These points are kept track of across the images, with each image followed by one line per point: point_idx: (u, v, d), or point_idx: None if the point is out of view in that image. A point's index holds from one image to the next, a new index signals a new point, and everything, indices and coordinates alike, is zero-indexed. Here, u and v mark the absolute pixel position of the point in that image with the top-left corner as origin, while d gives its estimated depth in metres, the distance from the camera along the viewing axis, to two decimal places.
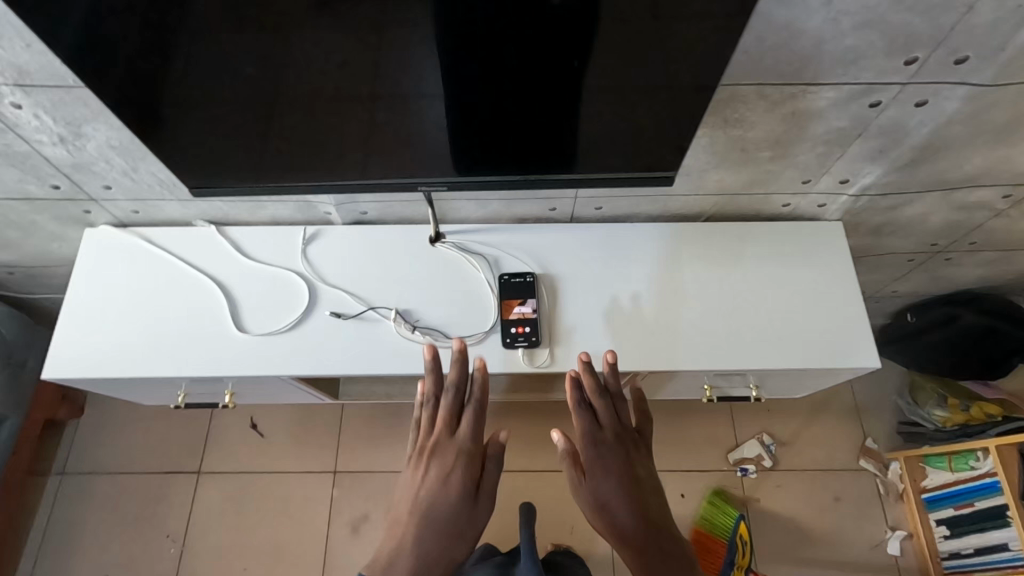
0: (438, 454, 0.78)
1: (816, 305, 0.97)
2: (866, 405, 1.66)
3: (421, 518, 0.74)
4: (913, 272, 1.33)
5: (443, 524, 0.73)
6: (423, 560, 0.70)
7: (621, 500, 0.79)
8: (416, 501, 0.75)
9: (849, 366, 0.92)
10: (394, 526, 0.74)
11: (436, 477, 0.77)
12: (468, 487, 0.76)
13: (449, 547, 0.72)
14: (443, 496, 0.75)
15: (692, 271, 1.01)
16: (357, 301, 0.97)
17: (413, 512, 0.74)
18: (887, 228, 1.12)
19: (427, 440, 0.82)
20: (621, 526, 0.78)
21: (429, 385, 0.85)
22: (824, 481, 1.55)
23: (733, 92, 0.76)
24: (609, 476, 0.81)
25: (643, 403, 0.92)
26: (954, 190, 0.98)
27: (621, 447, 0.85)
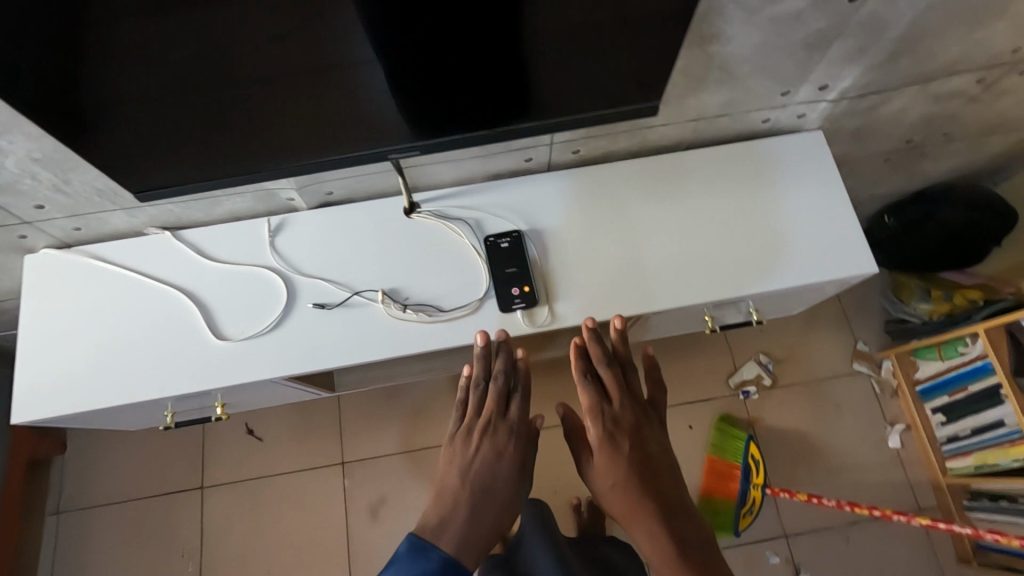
0: (488, 434, 0.83)
1: (809, 221, 0.96)
2: (853, 311, 1.68)
3: (472, 490, 0.80)
4: (890, 172, 1.32)
5: (494, 498, 0.80)
6: (477, 529, 0.77)
7: (632, 475, 0.82)
8: (465, 473, 0.81)
9: (848, 274, 0.93)
10: (443, 494, 0.80)
11: (483, 459, 0.82)
12: (514, 468, 0.83)
13: (500, 523, 0.79)
14: (490, 475, 0.81)
15: (673, 206, 0.98)
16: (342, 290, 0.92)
17: (464, 483, 0.80)
18: (863, 131, 1.10)
19: (475, 423, 0.86)
20: (633, 506, 0.80)
21: (478, 368, 0.88)
22: (822, 390, 1.59)
23: (708, 5, 0.70)
24: (620, 453, 0.83)
25: (655, 371, 0.93)
26: (931, 80, 0.96)
27: (629, 417, 0.87)
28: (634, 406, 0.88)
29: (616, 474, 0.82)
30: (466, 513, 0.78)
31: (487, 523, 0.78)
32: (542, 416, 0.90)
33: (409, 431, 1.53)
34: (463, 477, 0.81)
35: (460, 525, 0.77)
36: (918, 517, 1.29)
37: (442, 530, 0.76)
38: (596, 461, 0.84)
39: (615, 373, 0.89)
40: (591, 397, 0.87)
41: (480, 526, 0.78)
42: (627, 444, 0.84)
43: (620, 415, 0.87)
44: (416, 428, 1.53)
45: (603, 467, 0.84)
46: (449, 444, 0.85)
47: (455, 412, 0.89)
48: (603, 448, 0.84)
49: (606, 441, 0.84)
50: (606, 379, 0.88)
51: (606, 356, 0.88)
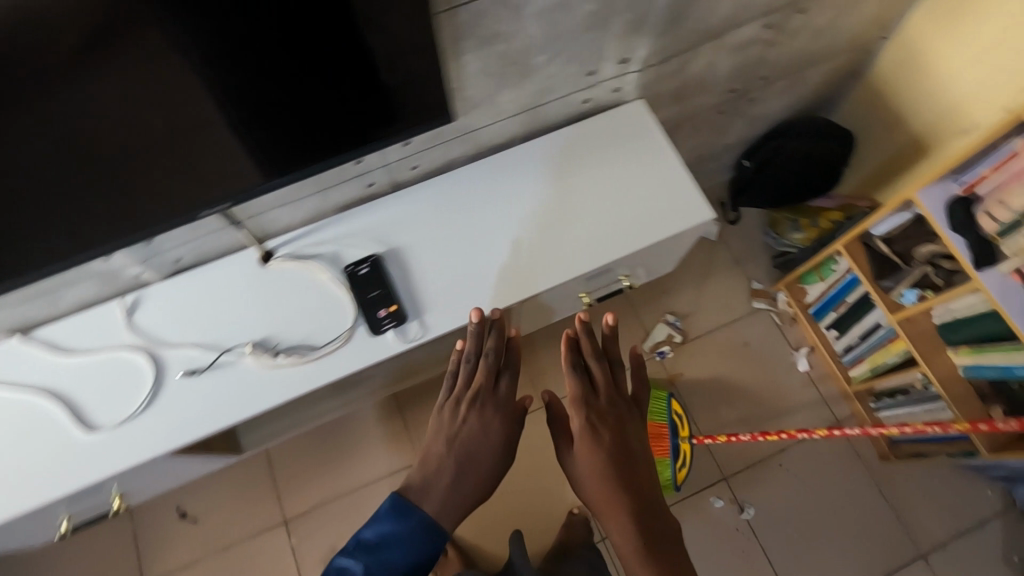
0: (477, 405, 0.88)
1: (645, 185, 1.03)
2: (743, 253, 1.78)
3: (455, 458, 0.86)
4: (729, 119, 1.42)
5: (474, 468, 0.86)
6: (451, 495, 0.84)
7: (604, 467, 0.85)
8: (450, 444, 0.87)
9: (686, 226, 1.00)
10: (429, 461, 0.86)
11: (463, 436, 0.87)
12: (496, 446, 0.88)
13: (476, 491, 0.85)
14: (473, 446, 0.87)
15: (520, 203, 1.02)
16: (261, 319, 0.93)
17: (450, 453, 0.86)
18: (685, 90, 1.17)
19: (465, 398, 0.90)
20: (609, 499, 0.84)
21: (471, 345, 0.91)
22: (729, 333, 1.68)
23: (473, 10, 0.75)
24: (600, 444, 0.87)
25: (641, 369, 0.97)
26: (721, 34, 1.04)
27: (611, 411, 0.91)
28: (618, 401, 0.92)
29: (594, 465, 0.86)
30: (445, 484, 0.84)
31: (465, 495, 0.85)
32: (530, 399, 0.93)
33: (346, 471, 1.52)
34: (450, 445, 0.87)
35: (438, 495, 0.84)
36: (818, 431, 1.41)
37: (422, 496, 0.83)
38: (575, 448, 0.88)
39: (603, 370, 0.93)
40: (576, 389, 0.91)
41: (457, 498, 0.84)
42: (608, 437, 0.87)
43: (604, 410, 0.91)
44: (352, 465, 1.52)
45: (582, 455, 0.87)
46: (438, 413, 0.90)
47: (446, 382, 0.94)
48: (582, 438, 0.87)
49: (588, 433, 0.88)
50: (595, 374, 0.93)
51: (593, 348, 0.93)
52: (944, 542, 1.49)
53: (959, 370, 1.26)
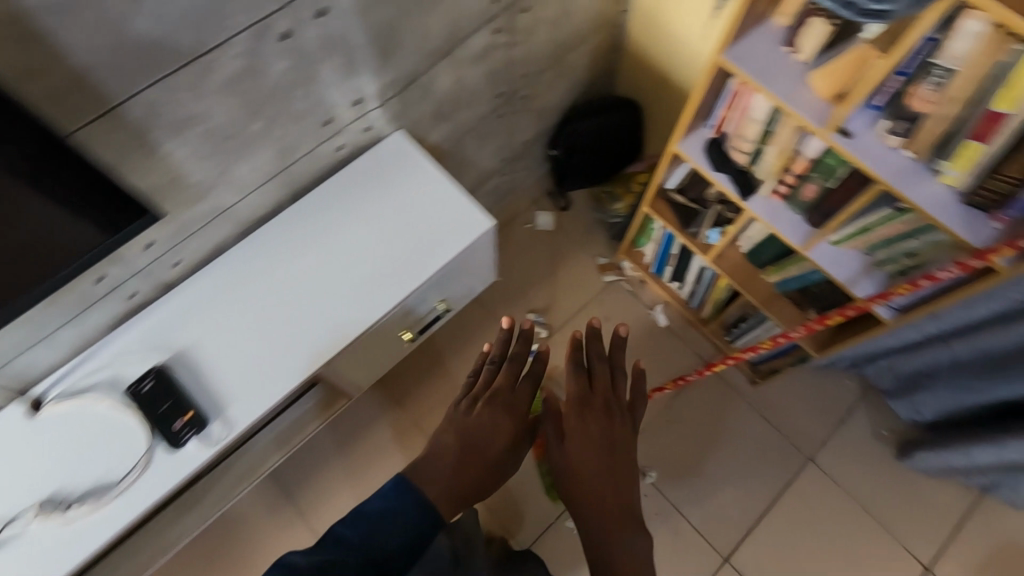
0: (492, 400, 0.98)
1: (423, 211, 1.05)
2: (582, 233, 1.85)
3: (461, 448, 0.93)
4: (514, 119, 1.47)
5: (478, 460, 0.93)
6: (451, 483, 0.90)
7: (590, 471, 0.93)
8: (464, 429, 0.95)
9: (470, 239, 1.04)
10: (441, 444, 0.94)
11: (475, 426, 0.96)
12: (504, 437, 0.96)
13: (476, 481, 0.91)
14: (483, 436, 0.95)
15: (273, 276, 0.99)
16: (237, 350, 0.95)
17: (464, 438, 0.94)
18: (446, 107, 1.20)
19: (482, 394, 1.00)
20: (597, 501, 0.92)
21: (496, 350, 1.06)
22: (590, 313, 1.76)
23: (144, 101, 0.72)
24: (595, 444, 0.95)
25: (639, 378, 1.06)
26: (450, 50, 1.07)
27: (608, 411, 0.99)
28: (615, 405, 1.01)
29: (583, 467, 0.93)
30: (453, 469, 0.91)
31: (467, 484, 0.91)
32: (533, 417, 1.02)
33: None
34: (459, 435, 0.95)
35: (439, 481, 0.90)
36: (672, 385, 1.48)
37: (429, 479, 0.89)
38: (566, 445, 0.95)
39: (611, 376, 1.03)
40: (576, 391, 1.00)
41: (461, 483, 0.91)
42: (603, 437, 0.96)
43: (602, 409, 0.99)
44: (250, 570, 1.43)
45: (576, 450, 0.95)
46: (454, 408, 0.99)
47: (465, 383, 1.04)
48: (580, 435, 0.96)
49: (589, 430, 0.97)
50: (601, 377, 1.02)
51: (596, 353, 1.04)
52: (823, 439, 1.62)
53: (773, 287, 1.36)
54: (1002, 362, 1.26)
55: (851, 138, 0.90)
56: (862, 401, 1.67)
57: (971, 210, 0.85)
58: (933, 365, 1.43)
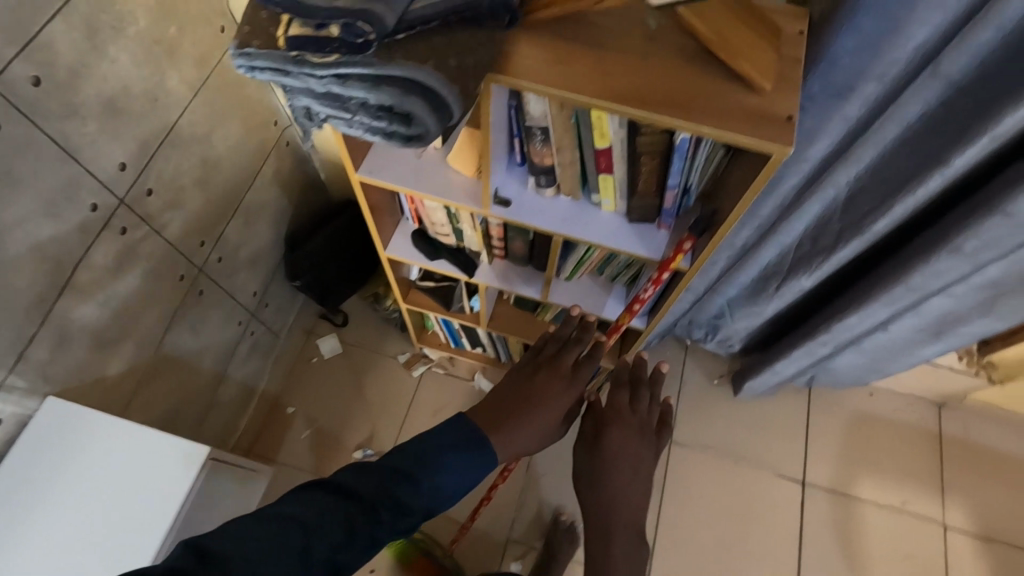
0: (567, 367, 0.88)
1: (122, 475, 0.92)
2: (374, 338, 1.72)
3: (531, 402, 0.84)
4: (224, 283, 1.30)
5: (542, 420, 0.83)
6: (511, 433, 0.80)
7: (621, 482, 0.86)
8: (547, 384, 0.86)
9: (193, 480, 0.94)
10: (524, 384, 0.86)
11: (551, 377, 0.87)
12: (571, 395, 0.87)
13: (530, 436, 0.82)
14: (552, 392, 0.86)
15: (79, 484, 0.90)
16: (65, 565, 0.85)
17: (548, 391, 0.85)
18: (113, 330, 1.01)
19: (570, 368, 0.89)
20: (616, 506, 0.85)
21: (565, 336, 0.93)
22: (414, 414, 1.63)
23: None
24: (631, 448, 0.89)
25: (667, 422, 0.95)
26: (67, 285, 0.90)
27: (645, 418, 0.93)
28: (653, 422, 0.94)
29: (615, 471, 0.87)
30: (534, 406, 0.83)
31: (530, 434, 0.81)
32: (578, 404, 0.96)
33: None
34: (532, 390, 0.85)
35: (510, 423, 0.81)
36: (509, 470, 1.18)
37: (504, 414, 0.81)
38: (611, 441, 0.88)
39: (655, 398, 0.95)
40: (622, 396, 0.93)
41: (531, 434, 0.82)
42: (642, 445, 0.90)
43: (641, 419, 0.92)
44: None
45: (613, 442, 0.89)
46: (526, 373, 0.88)
47: (542, 354, 0.91)
48: (617, 439, 0.89)
49: (633, 425, 0.91)
50: (651, 386, 0.96)
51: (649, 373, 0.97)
52: (673, 417, 1.67)
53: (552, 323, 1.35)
54: (755, 289, 1.36)
55: (510, 206, 0.87)
56: (687, 359, 1.75)
57: (639, 225, 0.86)
58: (720, 309, 1.51)
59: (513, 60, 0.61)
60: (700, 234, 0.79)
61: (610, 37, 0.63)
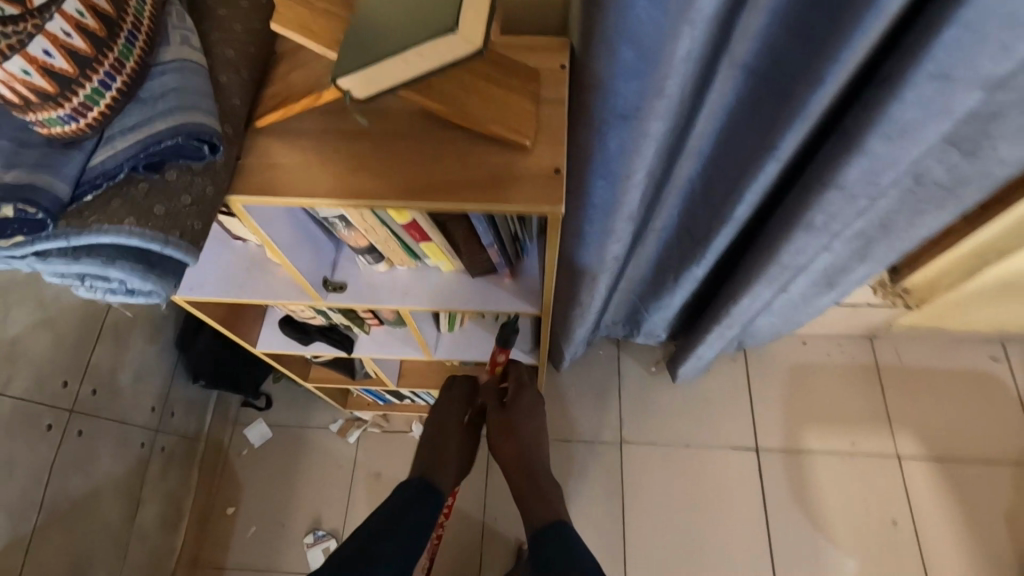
0: (461, 397, 1.21)
1: None
2: (301, 413, 1.64)
3: (449, 431, 1.18)
4: (110, 412, 1.21)
5: (454, 440, 1.18)
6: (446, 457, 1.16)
7: (536, 439, 1.13)
8: (446, 429, 1.18)
9: None
10: (433, 435, 1.18)
11: (456, 411, 1.20)
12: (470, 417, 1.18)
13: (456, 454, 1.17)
14: (454, 418, 1.19)
15: None
16: None
17: (449, 436, 1.17)
18: None
19: (451, 408, 1.20)
20: (531, 458, 1.12)
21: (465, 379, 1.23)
22: (358, 482, 1.57)
23: None
24: (521, 425, 1.12)
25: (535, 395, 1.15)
26: None
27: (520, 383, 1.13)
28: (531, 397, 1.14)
29: (517, 439, 1.12)
30: (447, 448, 1.17)
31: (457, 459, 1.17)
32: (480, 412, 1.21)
33: None
34: (449, 426, 1.19)
35: (438, 466, 1.14)
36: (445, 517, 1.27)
37: (429, 464, 1.14)
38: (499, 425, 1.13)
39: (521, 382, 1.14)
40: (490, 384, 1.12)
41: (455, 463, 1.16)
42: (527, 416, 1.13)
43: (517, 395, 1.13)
44: None
45: (507, 426, 1.12)
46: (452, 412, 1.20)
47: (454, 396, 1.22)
48: (515, 422, 1.12)
49: (515, 398, 1.13)
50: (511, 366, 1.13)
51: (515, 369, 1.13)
52: (619, 417, 1.65)
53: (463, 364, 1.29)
54: (656, 281, 1.34)
55: (345, 289, 0.82)
56: (621, 354, 1.73)
57: (484, 277, 0.82)
58: (632, 302, 1.48)
59: (273, 173, 0.57)
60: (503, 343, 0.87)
61: (372, 122, 0.59)
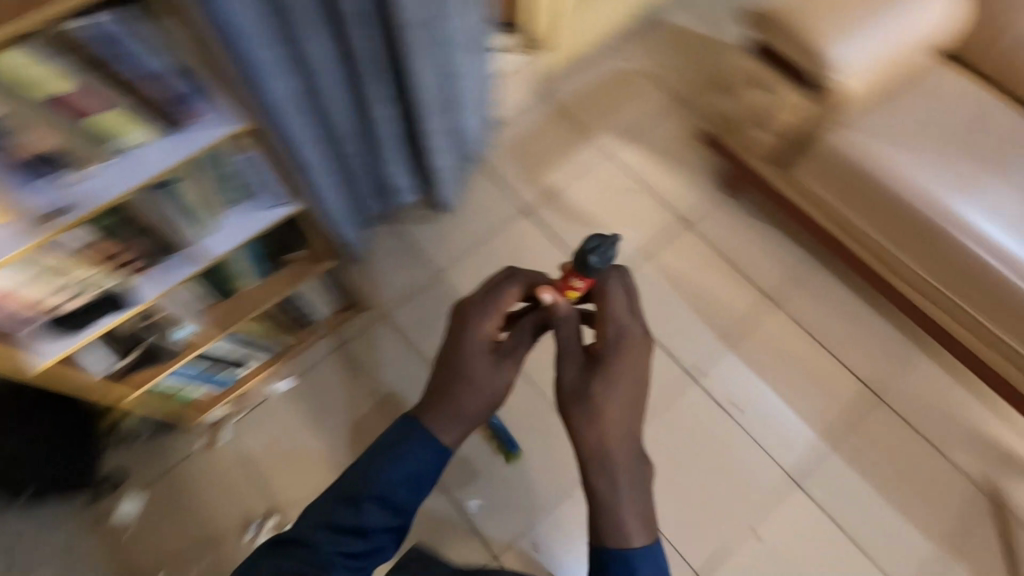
0: (491, 318, 0.95)
1: None
2: (162, 460, 1.58)
3: (473, 367, 0.94)
4: None
5: (484, 385, 0.94)
6: (469, 402, 0.94)
7: (626, 426, 0.86)
8: (472, 351, 0.94)
9: None
10: (458, 360, 0.94)
11: (477, 339, 0.94)
12: (494, 357, 0.95)
13: (482, 399, 0.94)
14: (485, 354, 0.95)
15: None
16: None
17: (479, 365, 0.93)
18: None
19: (490, 321, 0.95)
20: (608, 444, 0.84)
21: (501, 300, 0.96)
22: (257, 466, 1.60)
23: None
24: (616, 400, 0.86)
25: (637, 365, 0.88)
26: None
27: (619, 336, 0.90)
28: (633, 368, 0.88)
29: (599, 416, 0.85)
30: (471, 379, 0.93)
31: (483, 406, 0.95)
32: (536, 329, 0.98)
33: None
34: (477, 363, 0.94)
35: (447, 410, 0.95)
36: None
37: (442, 401, 0.94)
38: (587, 382, 0.88)
39: (616, 341, 0.90)
40: (563, 323, 0.94)
41: (475, 408, 0.94)
42: (626, 394, 0.87)
43: (618, 348, 0.89)
44: None
45: (604, 398, 0.86)
46: (480, 342, 0.95)
47: (485, 318, 0.95)
48: (603, 393, 0.86)
49: (612, 347, 0.89)
50: (613, 305, 0.92)
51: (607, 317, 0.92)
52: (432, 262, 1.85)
53: (258, 282, 1.36)
54: (370, 127, 1.47)
55: (73, 208, 0.85)
56: (405, 223, 1.88)
57: (183, 129, 0.93)
58: (371, 164, 1.60)
59: None
60: (586, 274, 0.94)
61: None
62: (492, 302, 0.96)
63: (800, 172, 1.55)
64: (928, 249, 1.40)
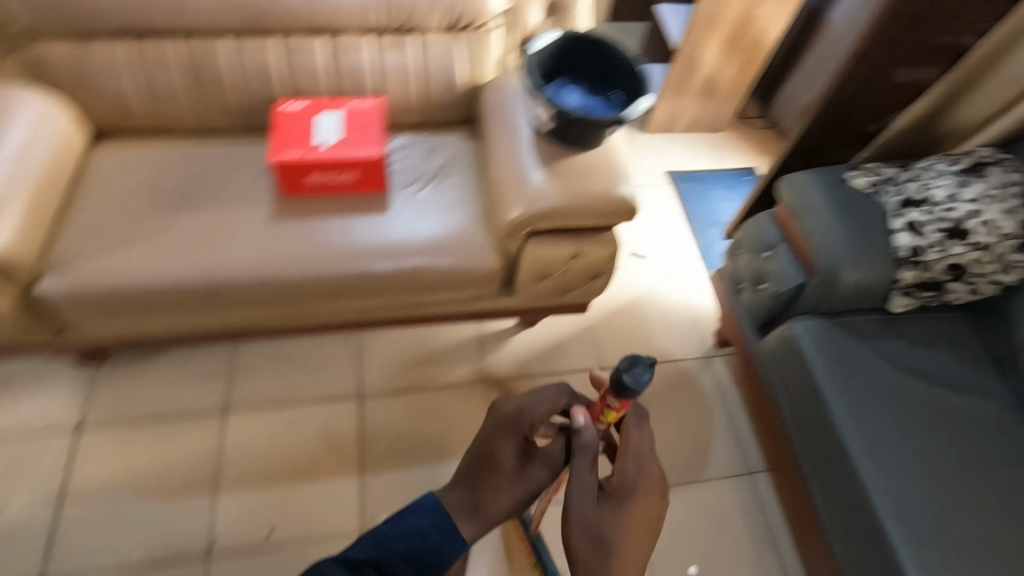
0: (523, 417, 1.03)
1: None
2: None
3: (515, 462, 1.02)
4: None
5: (523, 475, 1.01)
6: (496, 484, 1.00)
7: (636, 551, 0.92)
8: (504, 444, 1.02)
9: None
10: (492, 453, 1.02)
11: (506, 433, 1.03)
12: (519, 446, 1.03)
13: (513, 485, 1.00)
14: (526, 452, 1.03)
15: None
16: None
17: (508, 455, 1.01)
18: None
19: (522, 420, 1.03)
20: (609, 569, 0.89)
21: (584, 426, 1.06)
22: None
23: None
24: (625, 528, 0.94)
25: (655, 514, 0.98)
26: None
27: (633, 475, 1.00)
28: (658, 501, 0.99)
29: (611, 549, 0.90)
30: (500, 475, 1.01)
31: (506, 505, 0.99)
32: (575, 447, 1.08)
33: None
34: (517, 453, 1.02)
35: (472, 500, 1.00)
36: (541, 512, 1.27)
37: (477, 484, 1.01)
38: (600, 516, 0.94)
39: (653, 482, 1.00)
40: (580, 434, 0.96)
41: (501, 504, 0.99)
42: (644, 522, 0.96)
43: (632, 485, 0.99)
44: None
45: (618, 528, 0.93)
46: (518, 439, 1.03)
47: (521, 417, 1.03)
48: (622, 524, 0.94)
49: (624, 491, 0.98)
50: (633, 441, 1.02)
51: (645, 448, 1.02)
52: None
53: None
54: None
55: None
56: None
57: None
58: None
59: None
60: (622, 395, 0.92)
61: None
62: (535, 404, 1.04)
63: (78, 327, 1.37)
64: (214, 308, 1.35)
